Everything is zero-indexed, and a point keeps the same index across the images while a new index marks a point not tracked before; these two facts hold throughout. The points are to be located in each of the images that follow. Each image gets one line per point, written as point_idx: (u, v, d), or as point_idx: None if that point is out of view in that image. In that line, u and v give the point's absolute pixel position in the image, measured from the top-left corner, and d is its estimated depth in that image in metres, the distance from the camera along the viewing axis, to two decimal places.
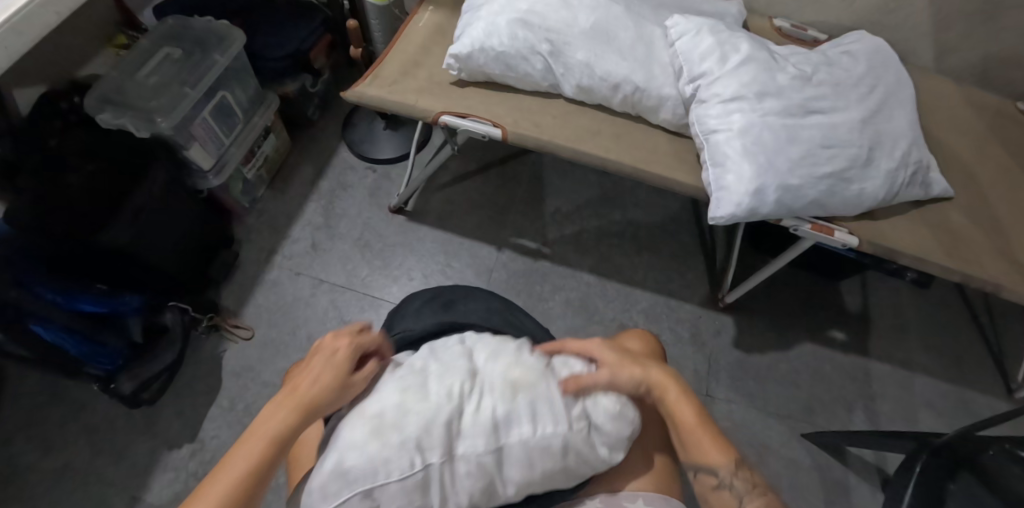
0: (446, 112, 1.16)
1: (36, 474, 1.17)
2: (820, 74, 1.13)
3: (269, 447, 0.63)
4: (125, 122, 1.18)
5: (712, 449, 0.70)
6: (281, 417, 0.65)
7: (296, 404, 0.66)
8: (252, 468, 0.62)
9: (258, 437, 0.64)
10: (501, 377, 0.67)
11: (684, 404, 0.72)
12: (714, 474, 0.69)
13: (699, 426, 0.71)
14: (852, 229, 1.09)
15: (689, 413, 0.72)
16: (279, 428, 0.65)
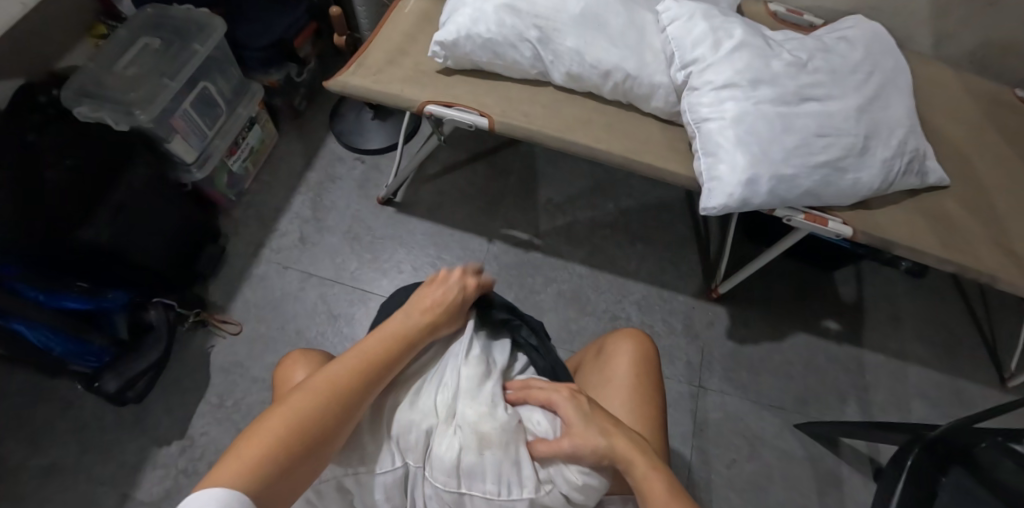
0: (432, 101, 1.14)
1: (24, 473, 1.16)
2: (816, 60, 1.10)
3: (395, 344, 0.73)
4: (104, 116, 1.15)
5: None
6: (411, 322, 0.75)
7: (425, 318, 0.76)
8: (377, 355, 0.71)
9: (385, 331, 0.73)
10: (472, 427, 0.69)
11: (656, 478, 0.69)
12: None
13: (678, 501, 0.67)
14: (846, 218, 1.07)
15: (662, 487, 0.68)
16: (403, 330, 0.74)
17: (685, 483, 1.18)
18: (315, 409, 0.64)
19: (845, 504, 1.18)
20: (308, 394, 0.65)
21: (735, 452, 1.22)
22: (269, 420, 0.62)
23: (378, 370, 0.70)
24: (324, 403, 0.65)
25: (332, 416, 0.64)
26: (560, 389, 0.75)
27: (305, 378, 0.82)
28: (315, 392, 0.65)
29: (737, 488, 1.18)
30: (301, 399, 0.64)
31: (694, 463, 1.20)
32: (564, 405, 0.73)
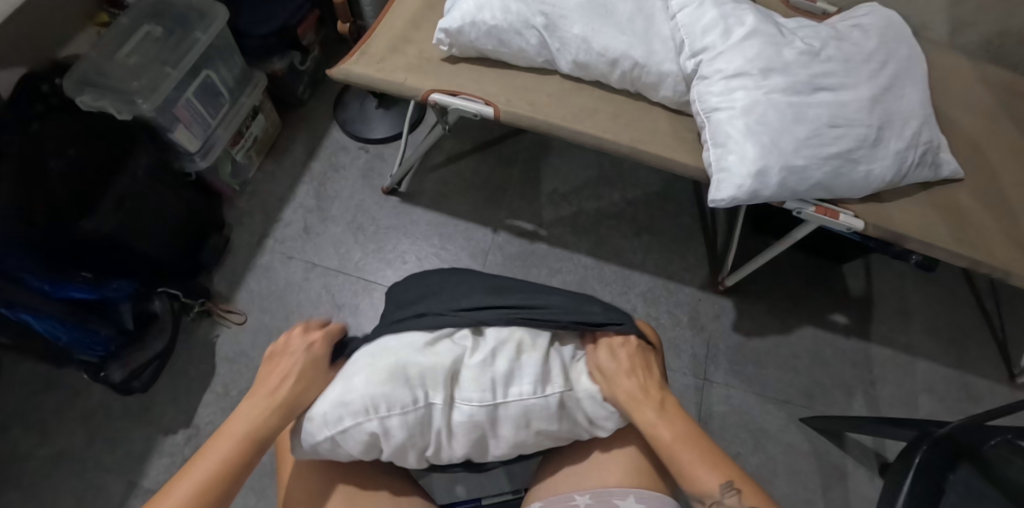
0: (436, 90, 1.12)
1: (33, 460, 1.17)
2: (830, 49, 1.07)
3: (242, 447, 0.68)
4: (105, 105, 1.15)
5: (702, 469, 0.67)
6: (261, 419, 0.70)
7: (272, 406, 0.71)
8: (225, 463, 0.66)
9: (230, 437, 0.68)
10: (499, 340, 0.75)
11: (662, 425, 0.71)
12: (702, 499, 0.66)
13: (682, 448, 0.69)
14: (858, 211, 1.05)
15: (671, 432, 0.70)
16: (252, 430, 0.69)
17: None
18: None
19: (849, 498, 1.17)
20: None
21: (739, 445, 1.21)
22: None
23: (234, 473, 0.66)
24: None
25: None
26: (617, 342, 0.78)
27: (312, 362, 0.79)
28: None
29: None
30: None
31: None
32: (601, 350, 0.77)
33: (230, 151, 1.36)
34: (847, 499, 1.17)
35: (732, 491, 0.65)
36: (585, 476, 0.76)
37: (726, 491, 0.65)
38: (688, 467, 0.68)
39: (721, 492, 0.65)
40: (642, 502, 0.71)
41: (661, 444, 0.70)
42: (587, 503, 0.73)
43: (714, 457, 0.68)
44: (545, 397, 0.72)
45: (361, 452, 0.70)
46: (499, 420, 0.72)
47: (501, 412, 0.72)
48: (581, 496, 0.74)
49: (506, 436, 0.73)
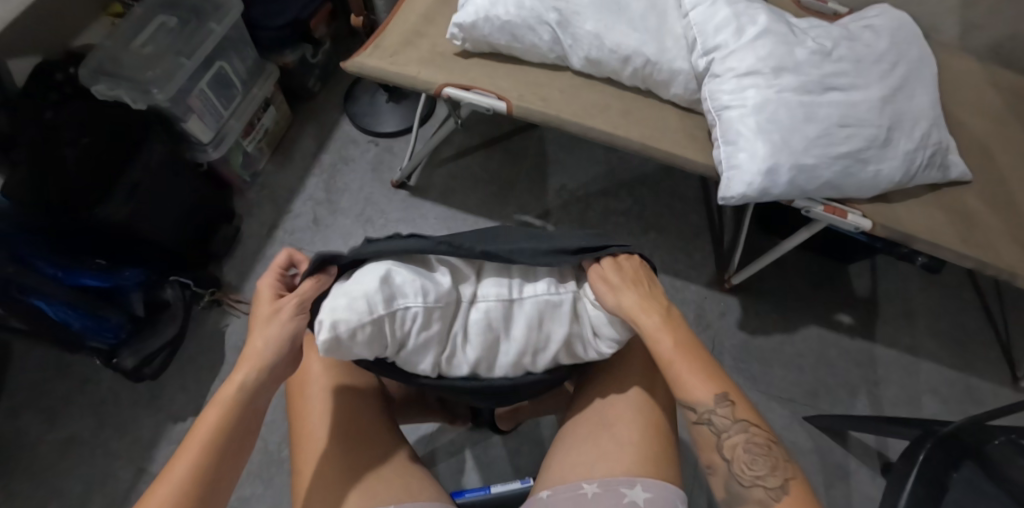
0: (448, 84, 1.13)
1: (44, 445, 1.19)
2: (841, 49, 1.08)
3: (231, 414, 0.66)
4: (121, 94, 1.15)
5: (699, 381, 0.67)
6: (245, 384, 0.67)
7: (257, 369, 0.67)
8: (214, 432, 0.65)
9: (217, 404, 0.66)
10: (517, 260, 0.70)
11: (664, 332, 0.68)
12: (693, 408, 0.67)
13: (679, 357, 0.68)
14: (866, 211, 1.05)
15: (676, 344, 0.68)
16: (240, 395, 0.66)
17: (692, 473, 1.19)
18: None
19: (851, 496, 1.18)
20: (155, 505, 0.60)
21: None
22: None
23: (223, 446, 0.65)
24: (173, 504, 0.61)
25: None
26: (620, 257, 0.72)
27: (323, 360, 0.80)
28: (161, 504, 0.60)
29: None
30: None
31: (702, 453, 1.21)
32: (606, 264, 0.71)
33: (242, 142, 1.37)
34: (850, 497, 1.18)
35: (725, 404, 0.67)
36: (592, 465, 0.75)
37: (720, 403, 0.67)
38: (687, 379, 0.67)
39: (716, 403, 0.67)
40: (648, 491, 0.71)
41: (662, 357, 0.68)
42: (596, 492, 0.72)
43: (712, 370, 0.68)
44: (562, 297, 0.69)
45: (368, 349, 0.63)
46: (512, 322, 0.67)
47: (516, 309, 0.67)
48: (589, 485, 0.73)
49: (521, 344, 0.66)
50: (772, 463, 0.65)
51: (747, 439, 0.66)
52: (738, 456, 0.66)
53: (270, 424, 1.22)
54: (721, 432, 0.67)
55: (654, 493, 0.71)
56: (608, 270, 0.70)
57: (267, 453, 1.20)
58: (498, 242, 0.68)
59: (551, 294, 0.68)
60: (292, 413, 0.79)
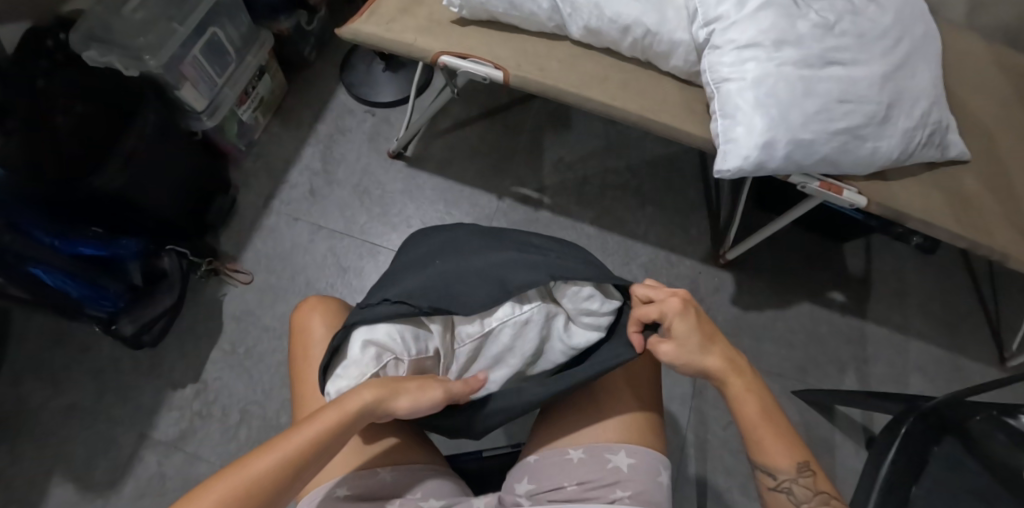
0: (445, 52, 1.11)
1: (47, 411, 1.21)
2: (844, 23, 1.04)
3: (336, 422, 0.64)
4: (113, 60, 1.13)
5: (782, 451, 0.68)
6: (365, 401, 0.65)
7: (384, 394, 0.67)
8: (315, 438, 0.64)
9: (329, 407, 0.65)
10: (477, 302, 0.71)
11: (752, 396, 0.70)
12: (773, 474, 0.69)
13: (761, 421, 0.69)
14: (861, 188, 1.05)
15: (763, 407, 0.70)
16: (350, 408, 0.65)
17: (681, 444, 1.22)
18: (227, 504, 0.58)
19: (835, 469, 1.21)
20: (239, 470, 0.60)
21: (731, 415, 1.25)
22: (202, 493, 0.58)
23: (312, 451, 0.63)
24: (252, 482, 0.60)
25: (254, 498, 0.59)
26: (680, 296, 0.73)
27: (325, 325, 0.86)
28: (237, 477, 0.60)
29: (731, 449, 1.22)
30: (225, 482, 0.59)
31: (691, 424, 1.24)
32: (676, 316, 0.71)
33: (237, 111, 1.35)
34: (834, 469, 1.21)
35: (806, 472, 0.68)
36: (579, 432, 0.78)
37: (803, 472, 0.68)
38: (771, 444, 0.69)
39: (797, 472, 0.68)
40: (631, 457, 0.75)
41: (743, 417, 0.70)
42: (581, 457, 0.75)
43: (793, 437, 0.70)
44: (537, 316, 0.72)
45: None
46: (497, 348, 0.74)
47: (495, 339, 0.73)
48: (575, 450, 0.76)
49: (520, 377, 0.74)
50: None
51: None
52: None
53: (269, 391, 1.24)
54: (799, 502, 0.67)
55: (637, 461, 0.75)
56: (680, 323, 0.71)
57: (265, 420, 1.22)
58: (448, 292, 0.70)
59: (518, 316, 0.72)
60: (295, 372, 0.85)
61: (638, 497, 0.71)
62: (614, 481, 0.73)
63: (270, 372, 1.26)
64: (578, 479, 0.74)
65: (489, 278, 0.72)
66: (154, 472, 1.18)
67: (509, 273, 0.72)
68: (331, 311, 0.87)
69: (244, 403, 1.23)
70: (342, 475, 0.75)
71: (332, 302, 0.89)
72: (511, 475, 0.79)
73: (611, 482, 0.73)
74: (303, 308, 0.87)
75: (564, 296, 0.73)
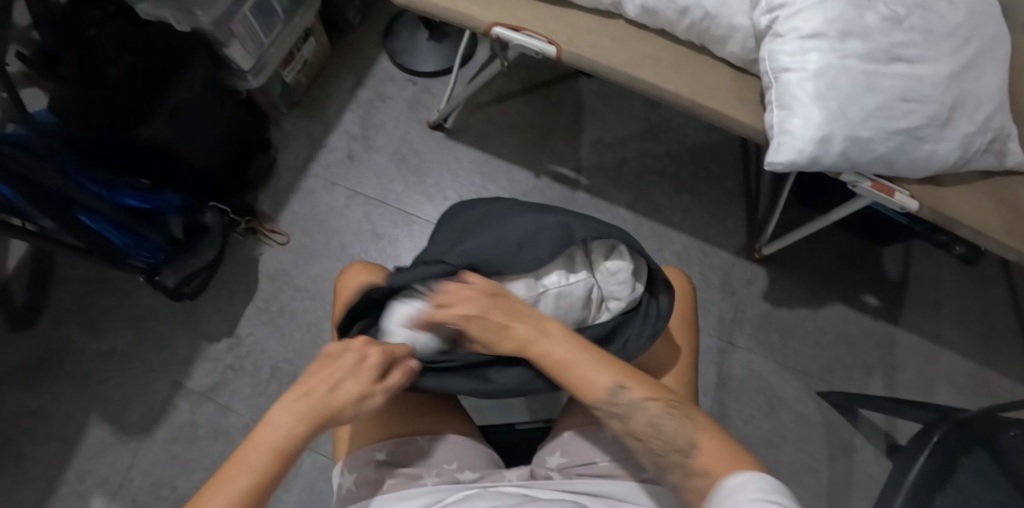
0: (498, 24, 1.08)
1: (87, 354, 1.26)
2: (914, 18, 0.98)
3: (276, 462, 0.60)
4: (165, 15, 1.15)
5: (594, 376, 0.65)
6: (293, 432, 0.61)
7: (309, 415, 0.62)
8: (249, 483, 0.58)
9: (253, 446, 0.60)
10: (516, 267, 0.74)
11: (548, 346, 0.67)
12: (599, 406, 0.65)
13: (570, 360, 0.66)
14: (913, 192, 1.01)
15: (563, 354, 0.66)
16: (284, 442, 0.61)
17: None
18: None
19: (853, 471, 1.21)
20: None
21: (753, 409, 1.25)
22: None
23: (261, 494, 0.59)
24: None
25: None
26: (462, 296, 0.69)
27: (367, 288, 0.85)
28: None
29: (751, 442, 1.23)
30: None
31: (712, 415, 1.24)
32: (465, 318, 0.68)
33: (281, 72, 1.36)
34: (851, 472, 1.21)
35: (623, 389, 0.65)
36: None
37: (619, 392, 0.65)
38: (580, 379, 0.66)
39: (615, 393, 0.65)
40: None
41: (553, 365, 0.67)
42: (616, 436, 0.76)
43: (606, 360, 0.67)
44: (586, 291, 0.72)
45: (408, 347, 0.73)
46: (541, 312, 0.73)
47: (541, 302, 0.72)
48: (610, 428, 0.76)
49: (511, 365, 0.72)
50: (681, 422, 0.64)
51: (651, 413, 0.64)
52: (647, 432, 0.64)
53: (299, 350, 1.27)
54: (629, 418, 0.65)
55: None
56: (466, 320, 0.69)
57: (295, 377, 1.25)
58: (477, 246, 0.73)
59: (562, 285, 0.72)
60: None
61: None
62: None
63: (301, 331, 1.28)
64: (611, 456, 0.74)
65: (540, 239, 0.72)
66: (187, 419, 1.22)
67: (541, 230, 0.72)
68: (376, 277, 0.86)
69: (276, 360, 1.26)
70: (382, 441, 0.75)
71: (376, 268, 0.88)
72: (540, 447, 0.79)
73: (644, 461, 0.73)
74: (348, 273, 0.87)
75: (600, 274, 0.73)
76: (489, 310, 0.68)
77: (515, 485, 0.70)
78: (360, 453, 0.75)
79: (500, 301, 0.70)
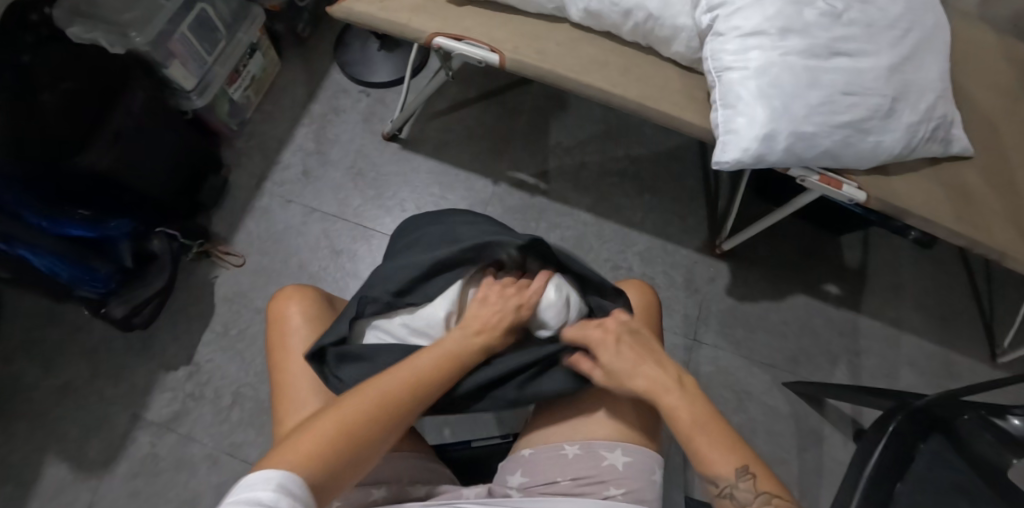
0: (440, 33, 1.06)
1: (40, 391, 1.22)
2: (853, 11, 0.99)
3: (449, 369, 0.70)
4: (98, 38, 1.12)
5: (717, 453, 0.63)
6: (466, 347, 0.71)
7: (479, 342, 0.72)
8: (420, 378, 0.67)
9: (436, 351, 0.70)
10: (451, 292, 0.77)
11: (682, 407, 0.66)
12: (714, 481, 0.62)
13: (696, 429, 0.65)
14: (862, 183, 1.02)
15: (692, 416, 0.65)
16: (458, 355, 0.71)
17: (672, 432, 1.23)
18: (355, 430, 0.61)
19: (822, 460, 1.23)
20: (377, 390, 0.65)
21: (721, 405, 1.25)
22: (350, 408, 0.63)
23: (428, 387, 0.68)
24: (383, 402, 0.64)
25: (381, 427, 0.63)
26: (606, 326, 0.74)
27: (301, 312, 0.83)
28: (372, 397, 0.64)
29: None
30: (357, 404, 0.63)
31: None
32: (601, 343, 0.73)
33: (228, 90, 1.33)
34: (820, 460, 1.22)
35: (747, 476, 0.62)
36: (577, 427, 0.77)
37: (742, 476, 0.62)
38: (703, 449, 0.63)
39: (737, 476, 0.62)
40: (627, 456, 0.75)
41: (681, 428, 0.65)
42: (577, 453, 0.75)
43: (729, 439, 0.64)
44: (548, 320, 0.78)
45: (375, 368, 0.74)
46: None
47: None
48: (570, 446, 0.76)
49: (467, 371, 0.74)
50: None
51: None
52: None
53: (261, 374, 1.24)
54: (742, 505, 0.61)
55: (633, 460, 0.74)
56: (606, 353, 0.72)
57: (258, 401, 1.22)
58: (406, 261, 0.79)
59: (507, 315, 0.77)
60: (273, 366, 0.82)
61: (631, 495, 0.72)
62: (608, 478, 0.73)
63: (262, 354, 1.26)
64: (572, 474, 0.74)
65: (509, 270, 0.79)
66: (147, 452, 1.19)
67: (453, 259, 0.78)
68: (311, 301, 0.85)
69: (238, 385, 1.23)
70: None
71: (310, 290, 0.86)
72: (503, 467, 0.79)
73: (604, 479, 0.73)
74: (277, 300, 0.84)
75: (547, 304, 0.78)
76: (630, 348, 0.73)
77: (474, 502, 0.69)
78: None
79: (641, 343, 0.73)
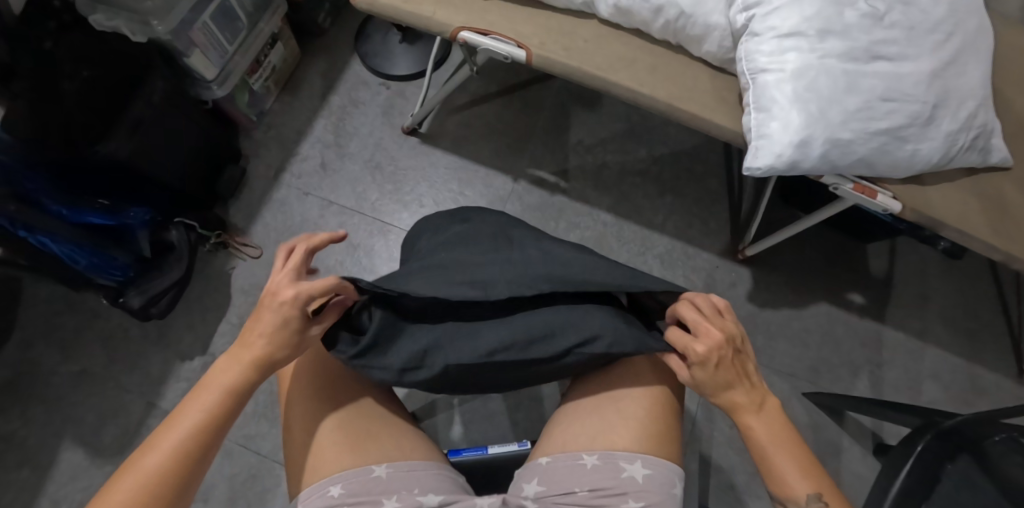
0: (466, 28, 1.04)
1: (58, 377, 1.22)
2: (895, 13, 0.96)
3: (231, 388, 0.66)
4: (120, 25, 1.09)
5: (794, 478, 0.66)
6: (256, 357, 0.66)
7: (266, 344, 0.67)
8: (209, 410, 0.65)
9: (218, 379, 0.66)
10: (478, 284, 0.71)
11: (762, 430, 0.69)
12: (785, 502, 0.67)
13: (774, 451, 0.68)
14: (896, 192, 0.99)
15: (773, 439, 0.68)
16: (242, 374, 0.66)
17: (688, 439, 1.21)
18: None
19: (841, 473, 1.20)
20: (144, 465, 0.61)
21: None
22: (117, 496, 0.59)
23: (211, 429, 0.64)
24: (159, 473, 0.60)
25: (174, 490, 0.61)
26: (708, 335, 0.69)
27: None
28: (144, 473, 0.60)
29: (735, 445, 1.21)
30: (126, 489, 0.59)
31: (699, 418, 1.23)
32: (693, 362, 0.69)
33: (248, 80, 1.32)
34: (839, 474, 1.20)
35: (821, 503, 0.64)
36: (595, 437, 0.76)
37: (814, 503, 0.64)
38: (779, 476, 0.67)
39: (809, 502, 0.64)
40: (648, 468, 0.73)
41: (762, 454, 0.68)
42: (596, 464, 0.73)
43: (808, 465, 0.67)
44: (574, 258, 0.73)
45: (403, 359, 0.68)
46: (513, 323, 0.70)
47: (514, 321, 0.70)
48: (589, 456, 0.74)
49: (516, 323, 0.70)
50: None
51: None
52: None
53: None
54: None
55: (654, 472, 0.73)
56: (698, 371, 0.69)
57: (273, 393, 1.22)
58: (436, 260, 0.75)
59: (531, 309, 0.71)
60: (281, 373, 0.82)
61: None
62: (628, 490, 0.71)
63: None
64: (590, 485, 0.72)
65: (536, 249, 0.75)
66: None
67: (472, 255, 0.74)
68: None
69: None
70: (338, 474, 0.72)
71: None
72: (520, 476, 0.78)
73: (624, 491, 0.71)
74: None
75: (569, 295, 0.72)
76: (730, 361, 0.70)
77: None
78: (316, 488, 0.72)
79: (741, 359, 0.71)
